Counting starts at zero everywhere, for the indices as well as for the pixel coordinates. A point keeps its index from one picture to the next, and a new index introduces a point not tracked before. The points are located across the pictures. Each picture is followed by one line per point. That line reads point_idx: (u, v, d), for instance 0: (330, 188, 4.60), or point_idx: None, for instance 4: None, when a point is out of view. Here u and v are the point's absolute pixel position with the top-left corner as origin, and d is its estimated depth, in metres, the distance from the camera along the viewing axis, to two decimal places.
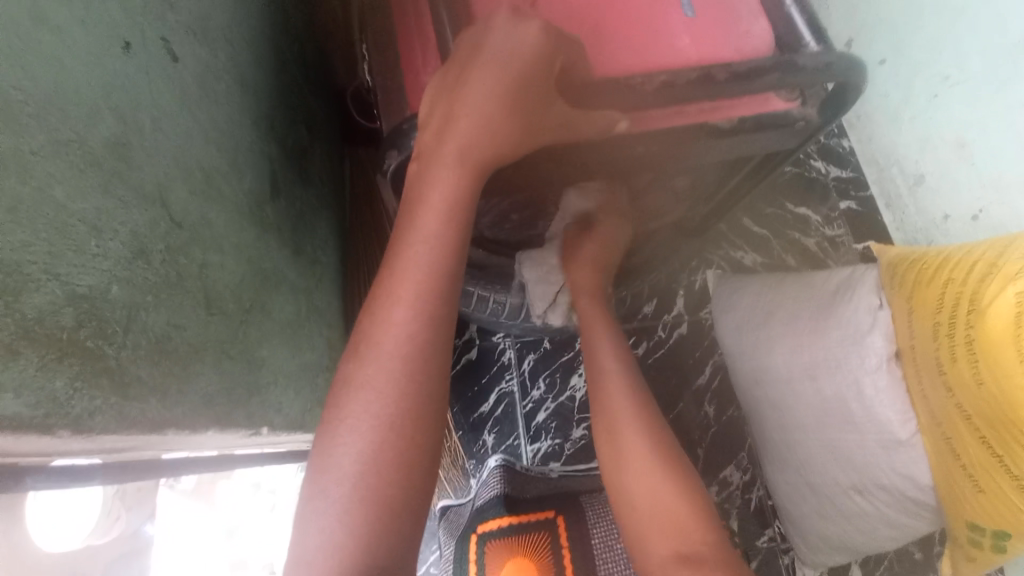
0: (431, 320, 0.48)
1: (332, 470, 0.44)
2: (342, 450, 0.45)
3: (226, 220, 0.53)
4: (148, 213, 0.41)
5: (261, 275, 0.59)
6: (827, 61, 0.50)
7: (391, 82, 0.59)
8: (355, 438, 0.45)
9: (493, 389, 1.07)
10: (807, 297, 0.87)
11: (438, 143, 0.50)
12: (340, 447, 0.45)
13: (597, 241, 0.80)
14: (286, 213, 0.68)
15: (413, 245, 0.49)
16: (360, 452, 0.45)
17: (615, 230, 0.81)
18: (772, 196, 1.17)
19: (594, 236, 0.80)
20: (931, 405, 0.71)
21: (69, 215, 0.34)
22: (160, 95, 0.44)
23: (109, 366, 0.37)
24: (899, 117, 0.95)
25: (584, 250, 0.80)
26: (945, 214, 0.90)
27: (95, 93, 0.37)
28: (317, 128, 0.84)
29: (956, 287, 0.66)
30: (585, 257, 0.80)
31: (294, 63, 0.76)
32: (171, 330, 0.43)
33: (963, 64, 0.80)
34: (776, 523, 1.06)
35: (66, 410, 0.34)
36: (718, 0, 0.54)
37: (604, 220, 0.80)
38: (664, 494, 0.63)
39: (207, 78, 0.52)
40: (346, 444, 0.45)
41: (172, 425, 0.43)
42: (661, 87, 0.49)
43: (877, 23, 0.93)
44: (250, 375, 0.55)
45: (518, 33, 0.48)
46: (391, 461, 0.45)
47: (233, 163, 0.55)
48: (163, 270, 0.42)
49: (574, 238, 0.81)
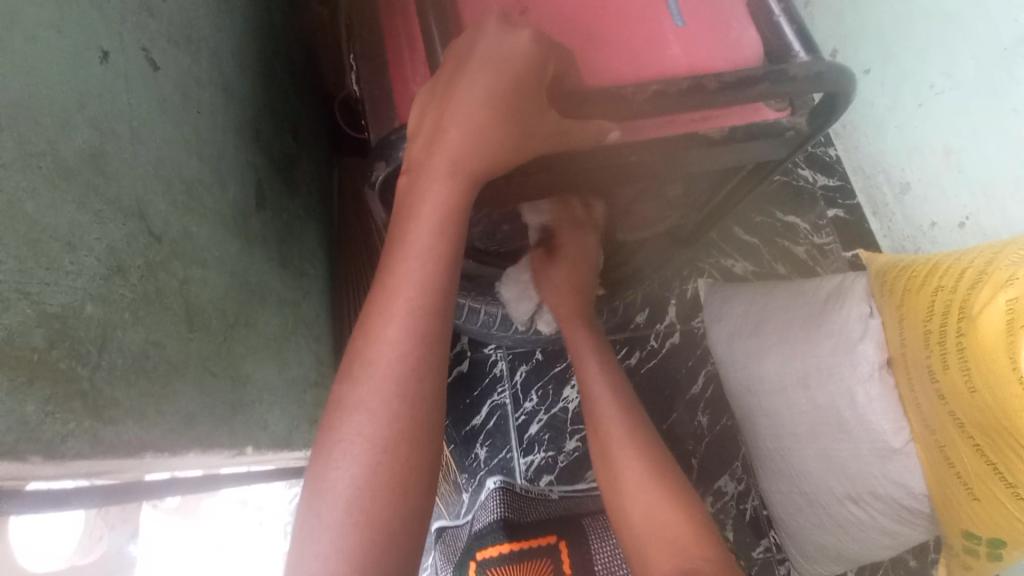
0: (425, 336, 0.47)
1: (327, 494, 0.43)
2: (336, 474, 0.44)
3: (209, 233, 0.51)
4: (125, 227, 0.39)
5: (246, 289, 0.58)
6: (818, 69, 0.50)
7: (379, 93, 0.58)
8: (349, 461, 0.44)
9: (484, 402, 1.06)
10: (798, 305, 0.87)
11: (428, 155, 0.49)
12: (334, 471, 0.44)
13: (566, 262, 0.78)
14: (272, 225, 0.67)
15: (405, 260, 0.48)
16: (354, 476, 0.43)
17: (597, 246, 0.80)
18: (762, 204, 1.17)
19: (563, 255, 0.78)
20: (924, 413, 0.70)
21: (41, 230, 0.33)
22: (140, 106, 0.43)
23: (81, 388, 0.35)
24: (884, 126, 0.96)
25: (556, 275, 0.79)
26: (931, 222, 0.90)
27: (70, 104, 0.36)
28: (305, 139, 0.83)
29: (946, 296, 0.66)
30: (558, 281, 0.79)
31: (281, 74, 0.75)
32: (149, 348, 0.41)
33: (949, 74, 0.81)
34: (771, 532, 1.05)
35: (35, 436, 0.32)
36: (707, 10, 0.54)
37: (565, 236, 0.78)
38: (657, 507, 0.63)
39: (190, 88, 0.50)
40: (341, 468, 0.44)
41: (150, 448, 0.42)
42: (653, 97, 0.48)
43: (862, 33, 0.94)
44: (234, 392, 0.54)
45: (509, 43, 0.47)
46: (388, 483, 0.44)
47: (217, 175, 0.54)
48: (142, 286, 0.41)
49: (542, 263, 0.79)
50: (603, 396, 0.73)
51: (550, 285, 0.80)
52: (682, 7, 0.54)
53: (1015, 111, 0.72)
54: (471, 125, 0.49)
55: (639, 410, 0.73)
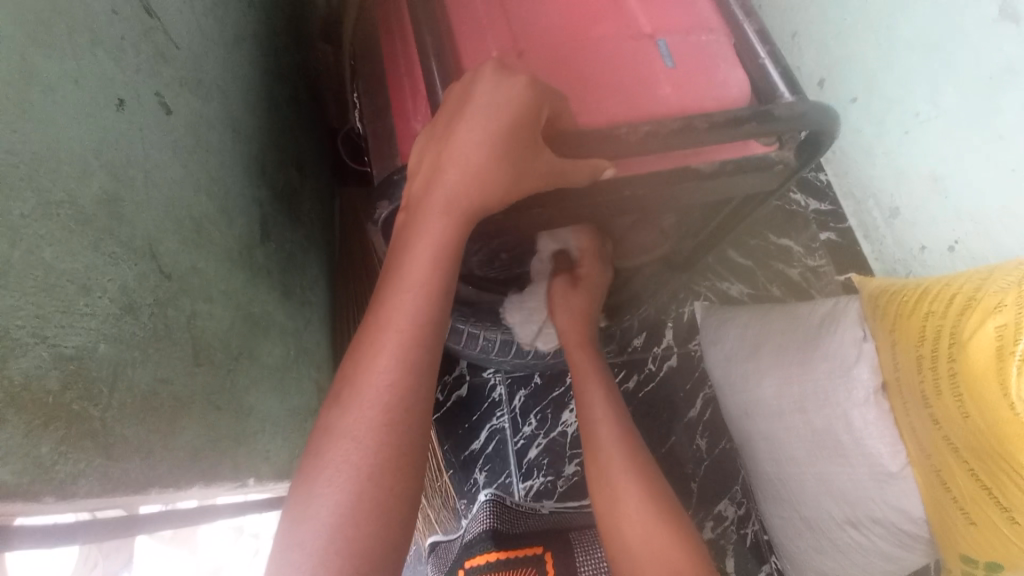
0: (414, 368, 0.47)
1: (309, 522, 0.42)
2: (319, 501, 0.43)
3: (216, 267, 0.53)
4: (136, 267, 0.41)
5: (251, 321, 0.59)
6: (803, 109, 0.52)
7: (383, 130, 0.61)
8: (334, 490, 0.43)
9: (484, 426, 1.06)
10: (794, 330, 0.88)
11: (428, 191, 0.50)
12: (318, 497, 0.43)
13: (585, 290, 0.82)
14: (276, 255, 0.68)
15: (399, 292, 0.48)
16: (339, 505, 0.42)
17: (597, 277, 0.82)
18: (755, 228, 1.20)
19: (583, 284, 0.82)
20: (920, 438, 0.71)
21: (57, 275, 0.34)
22: (152, 148, 0.45)
23: (93, 428, 0.36)
24: (873, 152, 0.99)
25: (575, 299, 0.82)
26: (922, 246, 0.92)
27: (88, 151, 0.37)
28: (308, 171, 0.85)
29: (937, 321, 0.67)
30: (577, 307, 0.82)
31: (286, 109, 0.78)
32: (157, 385, 0.42)
33: (934, 103, 0.83)
34: (772, 558, 1.05)
35: (49, 475, 0.33)
36: (697, 52, 0.57)
37: (588, 267, 0.82)
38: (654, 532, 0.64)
39: (201, 128, 0.52)
40: (325, 495, 0.43)
41: (156, 484, 0.43)
42: (647, 136, 0.50)
43: (848, 63, 0.97)
44: (237, 425, 0.54)
45: (504, 88, 0.48)
46: (370, 513, 0.43)
47: (224, 212, 0.55)
48: (151, 324, 0.42)
49: (565, 289, 0.82)
50: (602, 424, 0.74)
51: (566, 309, 0.82)
52: (672, 49, 0.56)
53: (1002, 139, 0.74)
54: (468, 166, 0.49)
55: (638, 437, 0.74)
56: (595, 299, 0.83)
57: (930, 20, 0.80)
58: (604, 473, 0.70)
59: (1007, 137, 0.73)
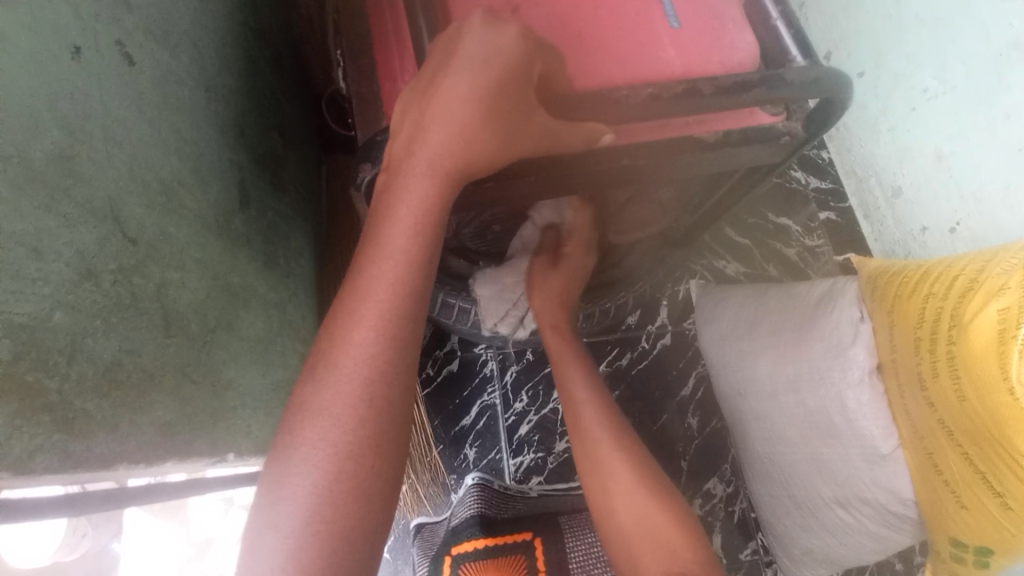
0: (395, 342, 0.44)
1: (284, 503, 0.40)
2: (295, 481, 0.41)
3: (189, 234, 0.50)
4: (96, 231, 0.38)
5: (229, 292, 0.56)
6: (814, 75, 0.49)
7: (367, 92, 0.57)
8: (309, 469, 0.41)
9: (475, 402, 1.05)
10: (790, 309, 0.86)
11: (411, 153, 0.46)
12: (293, 477, 0.41)
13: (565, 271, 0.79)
14: (257, 223, 0.65)
15: (378, 261, 0.45)
16: (315, 485, 0.40)
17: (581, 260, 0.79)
18: (753, 207, 1.18)
19: (565, 265, 0.79)
20: (913, 420, 0.70)
21: (7, 236, 0.31)
22: (113, 103, 0.41)
23: (49, 401, 0.34)
24: (877, 130, 0.96)
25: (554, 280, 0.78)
26: (923, 227, 0.90)
27: (40, 101, 0.34)
28: (292, 136, 0.81)
29: (937, 303, 0.65)
30: (555, 288, 0.78)
31: (267, 69, 0.73)
32: (123, 356, 0.39)
33: (941, 80, 0.80)
34: (759, 534, 1.05)
35: (1, 451, 0.31)
36: (703, 12, 0.53)
37: (573, 247, 0.79)
38: (644, 509, 0.63)
39: (169, 84, 0.49)
40: (301, 474, 0.41)
41: (124, 459, 0.40)
42: (648, 100, 0.47)
43: (856, 35, 0.93)
44: (215, 400, 0.52)
45: (493, 38, 0.44)
46: (350, 492, 0.41)
47: (198, 175, 0.52)
48: (115, 292, 0.39)
49: (545, 268, 0.79)
50: (585, 403, 0.72)
51: (543, 288, 0.79)
52: (677, 8, 0.53)
53: (1006, 119, 0.72)
54: (453, 125, 0.46)
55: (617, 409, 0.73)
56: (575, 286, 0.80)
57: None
58: (592, 453, 0.69)
59: (1013, 115, 0.71)
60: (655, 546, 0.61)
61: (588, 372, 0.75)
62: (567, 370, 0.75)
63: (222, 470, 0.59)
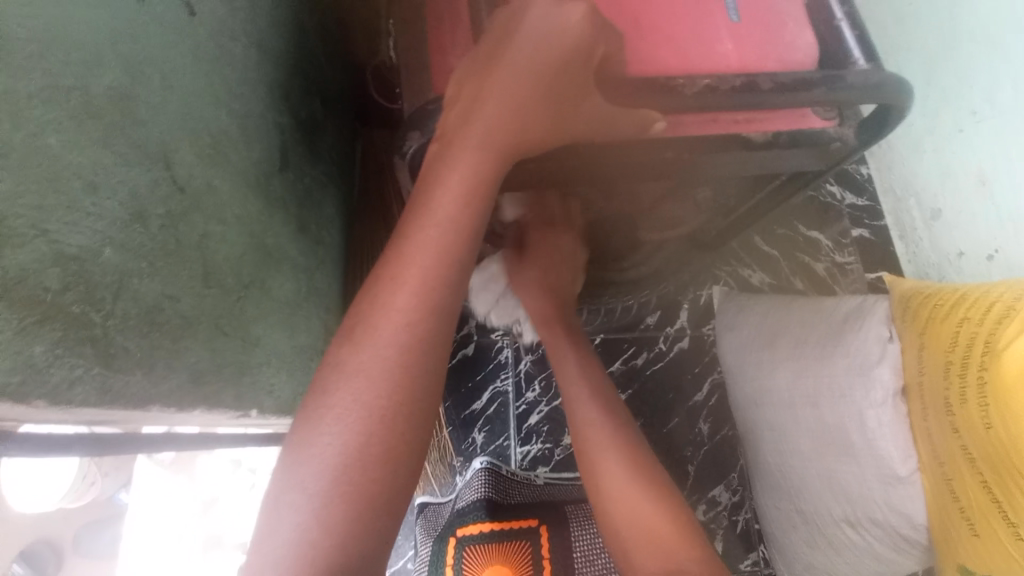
0: (434, 310, 0.44)
1: (312, 462, 0.40)
2: (325, 440, 0.41)
3: (231, 189, 0.50)
4: (149, 173, 0.38)
5: (263, 251, 0.57)
6: (875, 79, 0.48)
7: (415, 61, 0.57)
8: (341, 429, 0.41)
9: (487, 387, 1.05)
10: (816, 322, 0.85)
11: (465, 124, 0.46)
12: (324, 436, 0.41)
13: (540, 258, 0.77)
14: (293, 187, 0.65)
15: (426, 228, 0.45)
16: (345, 444, 0.41)
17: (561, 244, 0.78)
18: (785, 217, 1.16)
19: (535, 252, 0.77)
20: (935, 443, 0.69)
21: (62, 166, 0.31)
22: (171, 49, 0.41)
23: (94, 334, 0.34)
24: (921, 148, 0.94)
25: (528, 275, 0.78)
26: (959, 252, 0.88)
27: (103, 38, 0.35)
28: (333, 104, 0.81)
29: (972, 327, 0.63)
30: (534, 279, 0.78)
31: (314, 35, 0.73)
32: (164, 301, 0.40)
33: (991, 102, 0.78)
34: (761, 547, 1.04)
35: (42, 378, 0.31)
36: (763, 6, 0.52)
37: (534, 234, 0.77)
38: (635, 502, 0.61)
39: (223, 37, 0.49)
40: (332, 433, 0.41)
41: (157, 402, 0.40)
42: (703, 91, 0.46)
43: (907, 49, 0.91)
44: (243, 354, 0.52)
45: (560, 17, 0.43)
46: (379, 456, 0.41)
47: (243, 131, 0.52)
48: (162, 236, 0.39)
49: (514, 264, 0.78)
50: (581, 399, 0.70)
51: (523, 285, 0.78)
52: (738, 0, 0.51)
53: None
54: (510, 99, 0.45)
55: (614, 399, 0.71)
56: (560, 268, 0.78)
57: (989, 10, 0.75)
58: (587, 442, 0.67)
59: None
60: (646, 540, 0.59)
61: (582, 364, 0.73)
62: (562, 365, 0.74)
63: (232, 428, 0.59)
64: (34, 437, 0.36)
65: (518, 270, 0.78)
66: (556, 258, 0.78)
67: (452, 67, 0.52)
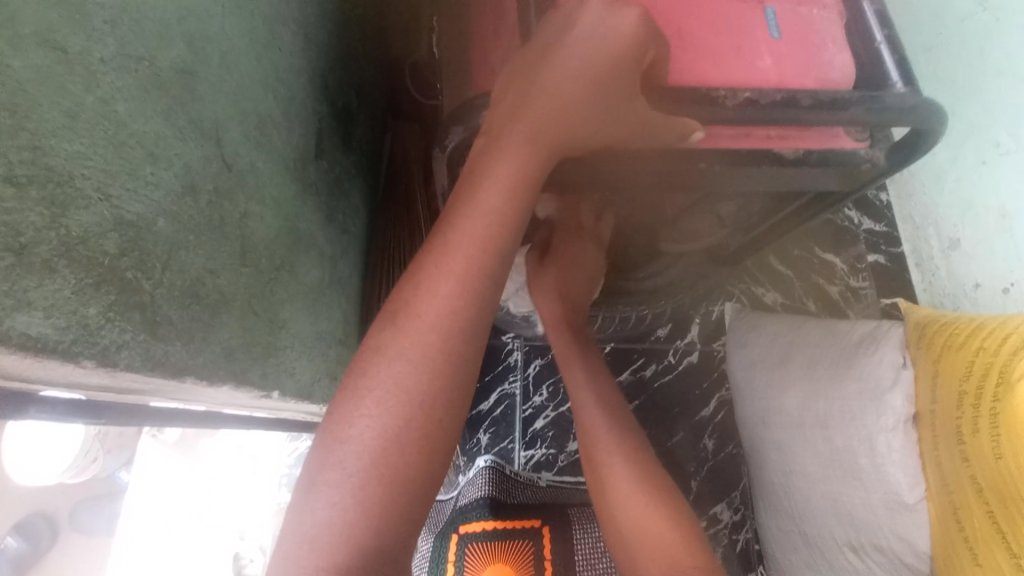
0: (475, 301, 0.45)
1: (351, 442, 0.41)
2: (364, 422, 0.42)
3: (272, 171, 0.51)
4: (201, 149, 0.39)
5: (295, 236, 0.57)
6: (912, 102, 0.49)
7: (458, 61, 0.58)
8: (381, 412, 0.42)
9: (495, 389, 1.06)
10: (829, 344, 0.85)
11: (513, 120, 0.47)
12: (363, 418, 0.42)
13: (558, 266, 0.77)
14: (325, 175, 0.66)
15: (471, 219, 0.45)
16: (383, 427, 0.41)
17: (584, 254, 0.77)
18: (801, 238, 1.16)
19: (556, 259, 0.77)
20: (944, 472, 0.69)
21: (127, 133, 0.32)
22: (230, 30, 0.42)
23: (142, 301, 0.34)
24: (943, 179, 0.94)
25: (547, 275, 0.77)
26: (976, 283, 0.88)
27: (172, 15, 0.36)
28: (367, 99, 0.83)
29: (987, 357, 0.63)
30: (550, 284, 0.77)
31: (355, 29, 0.75)
32: (205, 275, 0.41)
33: (1017, 137, 0.78)
34: (759, 567, 1.04)
35: (93, 339, 0.31)
36: (804, 26, 0.52)
37: (562, 240, 0.77)
38: (648, 519, 0.60)
39: (276, 25, 0.50)
40: (371, 416, 0.42)
41: (192, 373, 0.40)
42: (745, 104, 0.47)
43: (935, 81, 0.91)
44: (270, 335, 0.53)
45: (613, 23, 0.44)
46: (416, 441, 0.42)
47: (287, 117, 0.53)
48: (208, 211, 0.40)
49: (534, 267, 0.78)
50: (588, 409, 0.69)
51: (540, 286, 0.77)
52: (778, 19, 0.52)
53: None
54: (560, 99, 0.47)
55: (625, 412, 0.70)
56: (577, 275, 0.77)
57: None
58: (596, 454, 0.66)
59: None
60: (658, 554, 0.58)
61: (594, 379, 0.71)
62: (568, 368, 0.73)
63: (244, 409, 0.59)
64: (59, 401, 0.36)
65: (536, 274, 0.78)
66: (576, 268, 0.77)
67: (493, 66, 0.53)
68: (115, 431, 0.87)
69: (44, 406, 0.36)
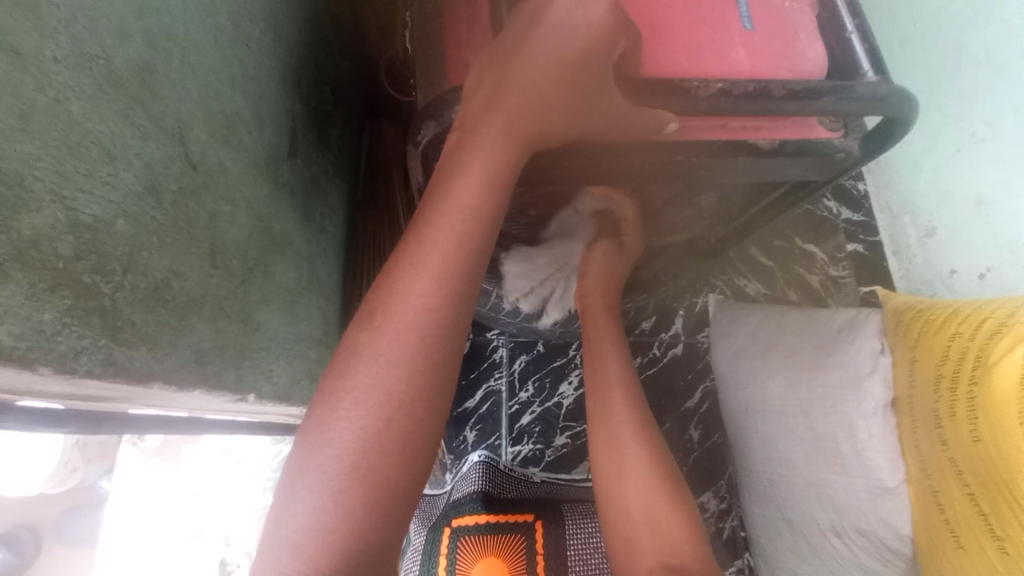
0: (453, 298, 0.44)
1: (330, 446, 0.40)
2: (343, 424, 0.41)
3: (242, 169, 0.50)
4: (164, 149, 0.38)
5: (269, 236, 0.56)
6: (882, 92, 0.49)
7: (433, 55, 0.57)
8: (360, 413, 0.41)
9: (480, 385, 1.05)
10: (810, 334, 0.85)
11: (486, 115, 0.47)
12: (342, 420, 0.41)
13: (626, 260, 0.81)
14: (301, 174, 0.65)
15: (446, 214, 0.45)
16: (364, 428, 0.41)
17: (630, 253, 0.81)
18: (780, 229, 1.17)
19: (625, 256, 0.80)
20: (923, 456, 0.70)
21: (83, 133, 0.31)
22: (193, 27, 0.41)
23: (102, 306, 0.33)
24: (920, 167, 0.95)
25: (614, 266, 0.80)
26: (952, 270, 0.89)
27: (130, 11, 0.35)
28: (343, 98, 0.81)
29: (964, 342, 0.64)
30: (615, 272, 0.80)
31: (328, 27, 0.74)
32: (171, 277, 0.40)
33: (993, 124, 0.79)
34: (745, 555, 1.05)
35: (49, 346, 0.30)
36: (777, 17, 0.52)
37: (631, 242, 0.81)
38: (651, 504, 0.60)
39: (242, 20, 0.49)
40: (350, 417, 0.41)
41: (159, 379, 0.39)
42: (716, 95, 0.47)
43: (911, 71, 0.92)
44: (244, 337, 0.52)
45: (583, 13, 0.44)
46: (398, 441, 0.41)
47: (256, 114, 0.52)
48: (173, 212, 0.39)
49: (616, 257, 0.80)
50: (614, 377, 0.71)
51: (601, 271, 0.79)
52: (752, 9, 0.52)
53: None
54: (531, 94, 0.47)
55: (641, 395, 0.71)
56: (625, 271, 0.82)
57: (998, 35, 0.75)
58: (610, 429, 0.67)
59: None
60: (654, 538, 0.58)
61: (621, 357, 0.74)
62: (601, 342, 0.75)
63: (223, 414, 0.58)
64: (25, 411, 0.35)
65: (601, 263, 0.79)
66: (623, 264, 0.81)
67: (467, 60, 0.52)
68: (96, 439, 0.86)
69: (12, 416, 0.34)
